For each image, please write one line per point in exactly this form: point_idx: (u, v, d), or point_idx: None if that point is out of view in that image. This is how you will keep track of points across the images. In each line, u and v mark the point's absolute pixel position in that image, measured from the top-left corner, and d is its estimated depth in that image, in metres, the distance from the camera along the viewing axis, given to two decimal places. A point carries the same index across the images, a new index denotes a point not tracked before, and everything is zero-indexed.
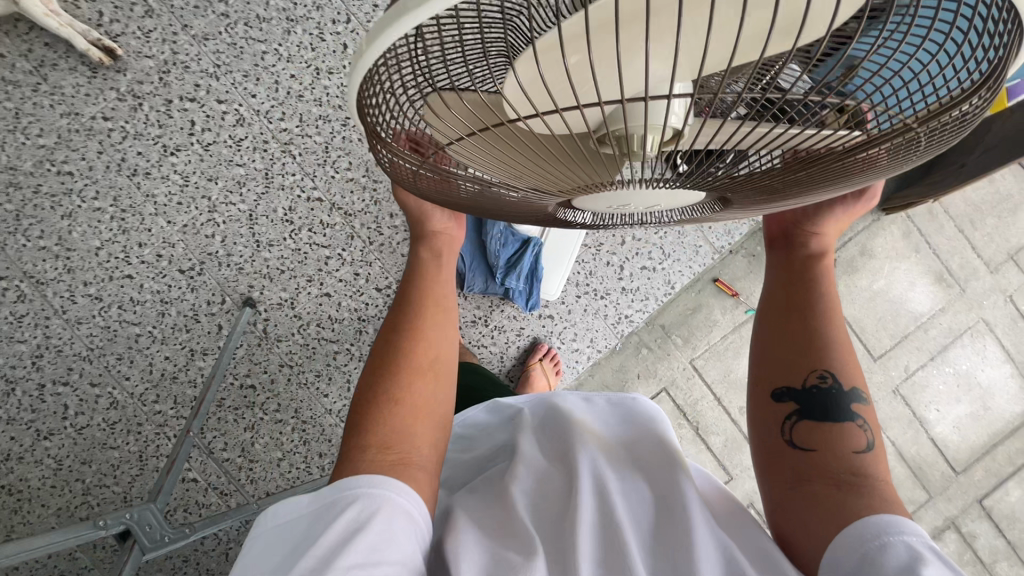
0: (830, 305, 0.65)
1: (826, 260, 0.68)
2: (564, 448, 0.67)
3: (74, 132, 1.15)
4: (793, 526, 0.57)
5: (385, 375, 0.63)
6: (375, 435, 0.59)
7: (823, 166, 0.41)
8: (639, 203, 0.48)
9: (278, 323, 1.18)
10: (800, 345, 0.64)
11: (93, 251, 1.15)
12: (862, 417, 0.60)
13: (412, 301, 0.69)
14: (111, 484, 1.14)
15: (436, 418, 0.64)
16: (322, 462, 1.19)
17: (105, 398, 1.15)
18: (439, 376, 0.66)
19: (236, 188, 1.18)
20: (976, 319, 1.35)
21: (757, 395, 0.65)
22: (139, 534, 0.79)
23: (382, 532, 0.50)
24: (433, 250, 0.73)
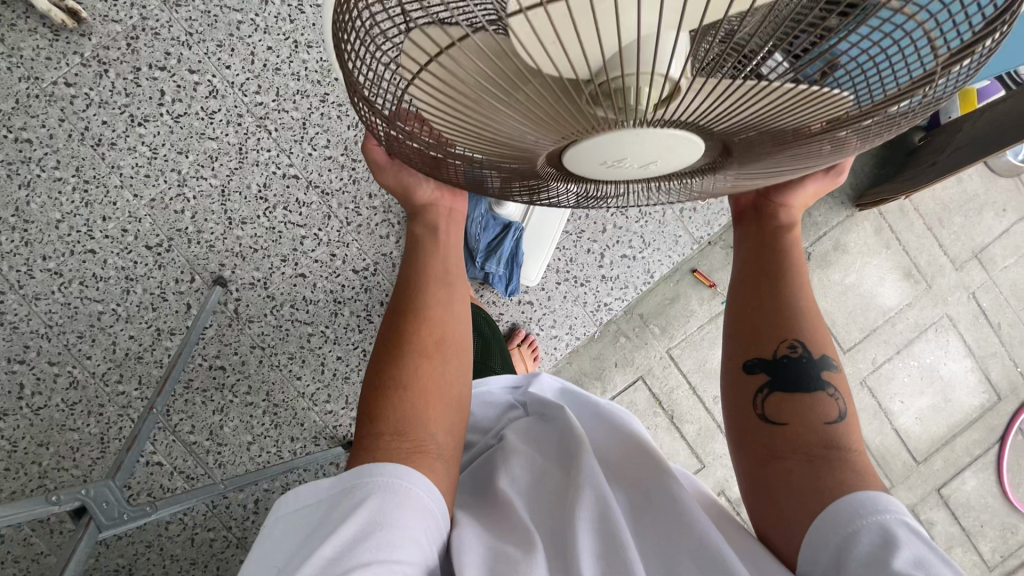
0: (799, 277, 0.66)
1: (796, 232, 0.69)
2: (557, 447, 0.68)
3: (33, 98, 1.09)
4: (765, 506, 0.58)
5: (394, 360, 0.63)
6: (385, 422, 0.59)
7: (800, 111, 0.43)
8: (636, 155, 0.47)
9: (250, 303, 1.15)
10: (771, 315, 0.65)
11: (53, 224, 1.10)
12: (833, 385, 0.61)
13: (410, 280, 0.68)
14: (70, 467, 1.10)
15: (448, 397, 0.63)
16: (294, 446, 1.16)
17: (64, 377, 1.10)
18: (449, 354, 0.65)
19: (208, 162, 1.14)
20: (941, 314, 1.39)
21: (730, 367, 0.66)
22: (96, 511, 0.76)
23: (403, 527, 0.50)
24: (427, 217, 0.71)
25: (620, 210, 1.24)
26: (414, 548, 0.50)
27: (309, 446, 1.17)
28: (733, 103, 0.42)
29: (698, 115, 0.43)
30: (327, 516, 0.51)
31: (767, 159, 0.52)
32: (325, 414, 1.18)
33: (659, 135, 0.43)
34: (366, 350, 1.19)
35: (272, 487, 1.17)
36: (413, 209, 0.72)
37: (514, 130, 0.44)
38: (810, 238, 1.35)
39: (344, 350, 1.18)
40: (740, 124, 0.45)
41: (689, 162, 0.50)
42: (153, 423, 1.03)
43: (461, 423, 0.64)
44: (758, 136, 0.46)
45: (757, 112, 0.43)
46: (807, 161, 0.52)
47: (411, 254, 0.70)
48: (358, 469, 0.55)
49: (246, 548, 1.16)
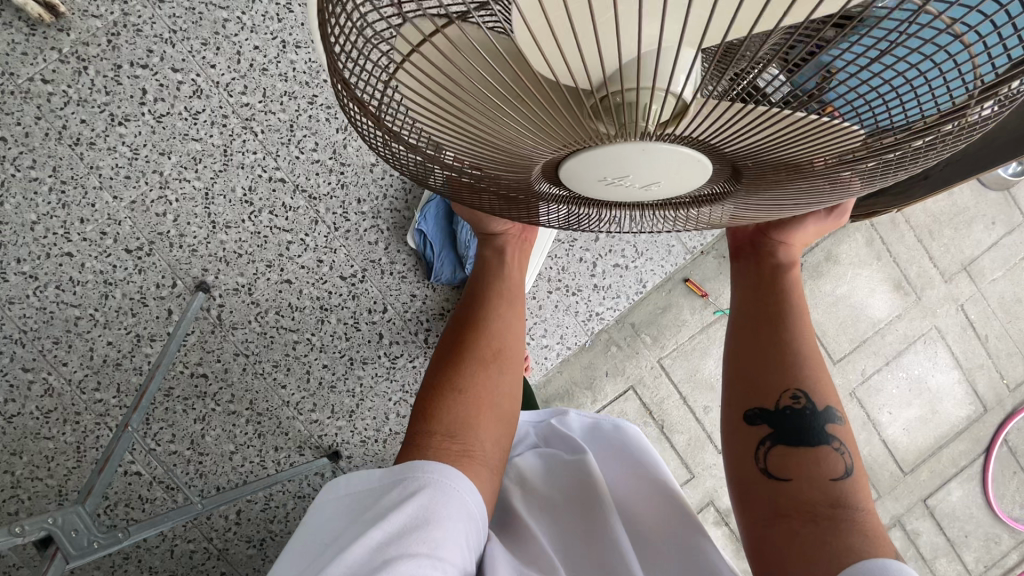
0: (799, 314, 0.70)
1: (795, 270, 0.74)
2: (569, 473, 0.74)
3: (8, 94, 1.05)
4: (773, 568, 0.57)
5: (454, 366, 0.71)
6: (440, 422, 0.65)
7: (813, 147, 0.42)
8: (639, 175, 0.45)
9: (234, 309, 1.12)
10: (773, 360, 0.67)
11: (28, 226, 1.06)
12: (839, 438, 0.62)
13: (477, 302, 0.78)
14: (44, 476, 1.07)
15: (499, 406, 0.70)
16: (278, 456, 1.14)
17: (39, 384, 1.07)
18: (502, 365, 0.73)
19: (191, 165, 1.11)
20: (930, 326, 1.40)
21: (732, 416, 0.67)
22: (63, 540, 0.73)
23: (446, 526, 0.54)
24: (499, 252, 0.82)
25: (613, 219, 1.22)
26: (457, 546, 0.54)
27: (293, 456, 1.14)
28: (748, 134, 0.41)
29: (712, 137, 0.42)
30: (374, 505, 0.55)
31: (775, 189, 0.50)
32: (310, 423, 1.15)
33: (670, 153, 0.42)
34: (353, 358, 1.17)
35: (254, 498, 1.14)
36: (488, 244, 0.83)
37: (510, 140, 0.42)
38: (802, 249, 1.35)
39: (330, 358, 1.16)
40: (752, 153, 0.44)
41: (692, 185, 0.49)
42: (129, 440, 0.99)
43: (509, 431, 0.70)
44: (767, 165, 0.46)
45: (771, 145, 0.43)
46: (812, 197, 0.51)
47: (480, 279, 0.81)
48: (407, 464, 0.59)
49: (227, 560, 1.13)
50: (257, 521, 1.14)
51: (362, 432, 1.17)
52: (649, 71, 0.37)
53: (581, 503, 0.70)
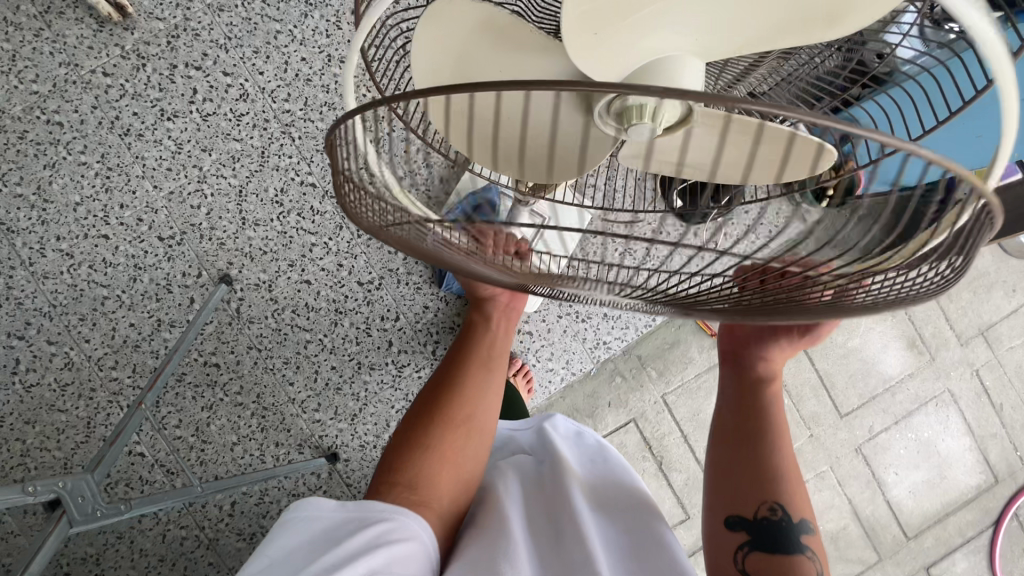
0: (779, 429, 0.69)
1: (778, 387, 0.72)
2: (544, 473, 0.77)
3: (70, 83, 1.13)
4: None
5: (426, 424, 0.72)
6: (405, 473, 0.68)
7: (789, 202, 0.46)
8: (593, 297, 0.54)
9: (253, 304, 1.16)
10: (754, 474, 0.67)
11: (71, 206, 1.13)
12: (811, 548, 0.64)
13: (462, 364, 0.78)
14: (53, 448, 1.11)
15: (461, 465, 0.72)
16: (277, 452, 1.15)
17: (60, 357, 1.12)
18: (473, 431, 0.74)
19: (230, 163, 1.16)
20: (943, 389, 1.37)
21: (712, 521, 0.68)
22: (70, 504, 0.75)
23: (407, 551, 0.60)
24: (486, 318, 0.82)
25: None
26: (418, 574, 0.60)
27: (292, 453, 1.16)
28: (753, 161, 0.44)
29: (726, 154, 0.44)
30: (333, 533, 0.60)
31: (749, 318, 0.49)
32: (313, 422, 1.17)
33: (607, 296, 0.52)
34: (361, 363, 1.19)
35: (249, 491, 1.15)
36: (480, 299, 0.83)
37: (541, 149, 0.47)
38: None
39: (338, 360, 1.18)
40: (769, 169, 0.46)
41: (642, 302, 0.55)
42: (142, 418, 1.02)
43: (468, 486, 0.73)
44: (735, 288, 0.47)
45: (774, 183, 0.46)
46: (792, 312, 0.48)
47: (468, 340, 0.81)
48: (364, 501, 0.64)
49: (215, 551, 1.14)
50: (249, 515, 1.15)
51: (362, 437, 1.18)
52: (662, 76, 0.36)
53: (552, 494, 0.73)
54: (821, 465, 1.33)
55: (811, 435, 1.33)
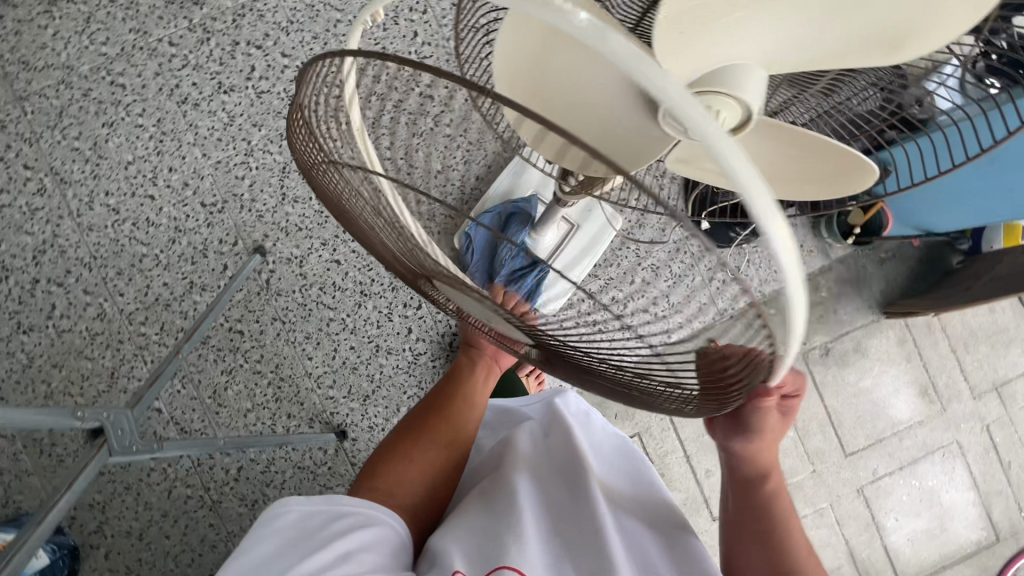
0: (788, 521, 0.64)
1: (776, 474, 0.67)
2: (559, 454, 0.78)
3: (137, 49, 1.19)
4: None
5: (409, 440, 0.78)
6: (387, 479, 0.74)
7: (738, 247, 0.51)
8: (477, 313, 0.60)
9: (283, 277, 1.19)
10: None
11: (123, 165, 1.18)
12: None
13: (450, 392, 0.84)
14: (75, 393, 1.15)
15: (437, 479, 0.78)
16: (288, 423, 1.18)
17: (94, 307, 1.16)
18: (452, 456, 0.80)
19: (278, 140, 1.20)
20: (951, 440, 1.37)
21: None
22: (110, 434, 0.79)
23: (381, 535, 0.64)
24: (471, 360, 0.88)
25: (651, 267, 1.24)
26: (389, 556, 0.63)
27: (303, 426, 1.18)
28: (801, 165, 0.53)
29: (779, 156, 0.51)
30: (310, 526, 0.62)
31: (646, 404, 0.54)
32: (326, 398, 1.19)
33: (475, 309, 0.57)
34: (379, 346, 1.21)
35: (257, 459, 1.18)
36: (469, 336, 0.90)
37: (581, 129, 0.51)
38: (832, 334, 1.35)
39: (358, 341, 1.20)
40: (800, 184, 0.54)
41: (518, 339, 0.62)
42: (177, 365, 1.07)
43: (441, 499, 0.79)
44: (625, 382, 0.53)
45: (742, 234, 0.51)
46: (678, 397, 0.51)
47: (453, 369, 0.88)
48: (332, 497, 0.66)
49: (217, 513, 1.17)
50: (254, 482, 1.17)
51: (372, 419, 1.20)
52: (724, 82, 0.40)
53: (567, 475, 0.74)
54: (821, 501, 1.32)
55: (813, 470, 1.33)
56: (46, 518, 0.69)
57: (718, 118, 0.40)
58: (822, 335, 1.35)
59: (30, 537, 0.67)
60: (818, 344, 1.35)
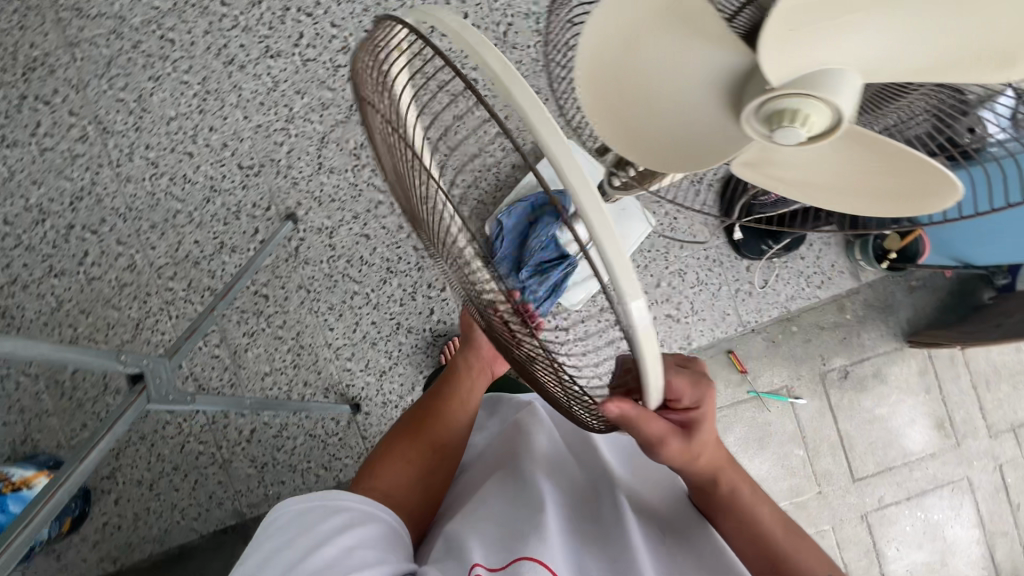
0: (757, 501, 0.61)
1: (727, 472, 0.61)
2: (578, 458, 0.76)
3: (190, 6, 1.19)
4: None
5: (402, 442, 0.79)
6: (384, 480, 0.75)
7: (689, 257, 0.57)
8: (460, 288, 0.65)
9: (312, 246, 1.20)
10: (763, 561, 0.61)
11: (165, 120, 1.19)
12: None
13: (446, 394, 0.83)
14: (100, 340, 1.17)
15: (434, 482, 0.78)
16: (304, 391, 1.19)
17: (125, 258, 1.18)
18: (443, 460, 0.79)
19: (319, 110, 1.21)
20: (962, 476, 1.35)
21: None
22: (149, 382, 0.81)
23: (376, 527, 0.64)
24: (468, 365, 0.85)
25: (679, 272, 1.23)
26: (386, 545, 0.63)
27: (317, 395, 1.19)
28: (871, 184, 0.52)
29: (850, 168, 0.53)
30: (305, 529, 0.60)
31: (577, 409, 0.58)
32: (343, 369, 1.20)
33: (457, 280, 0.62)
34: (399, 324, 1.21)
35: (271, 422, 1.19)
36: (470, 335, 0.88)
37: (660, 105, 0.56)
38: (853, 358, 1.34)
39: (379, 317, 1.21)
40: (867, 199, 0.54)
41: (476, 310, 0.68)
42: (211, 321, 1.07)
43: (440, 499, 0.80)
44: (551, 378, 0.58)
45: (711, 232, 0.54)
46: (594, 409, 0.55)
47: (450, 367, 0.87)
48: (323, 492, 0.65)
49: (226, 472, 1.18)
50: (265, 445, 1.19)
51: (386, 395, 1.21)
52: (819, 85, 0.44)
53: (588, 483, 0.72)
54: (823, 523, 1.32)
55: (819, 492, 1.33)
56: (85, 460, 0.71)
57: (805, 121, 0.45)
58: (843, 358, 1.34)
59: (70, 474, 0.69)
60: (838, 366, 1.34)
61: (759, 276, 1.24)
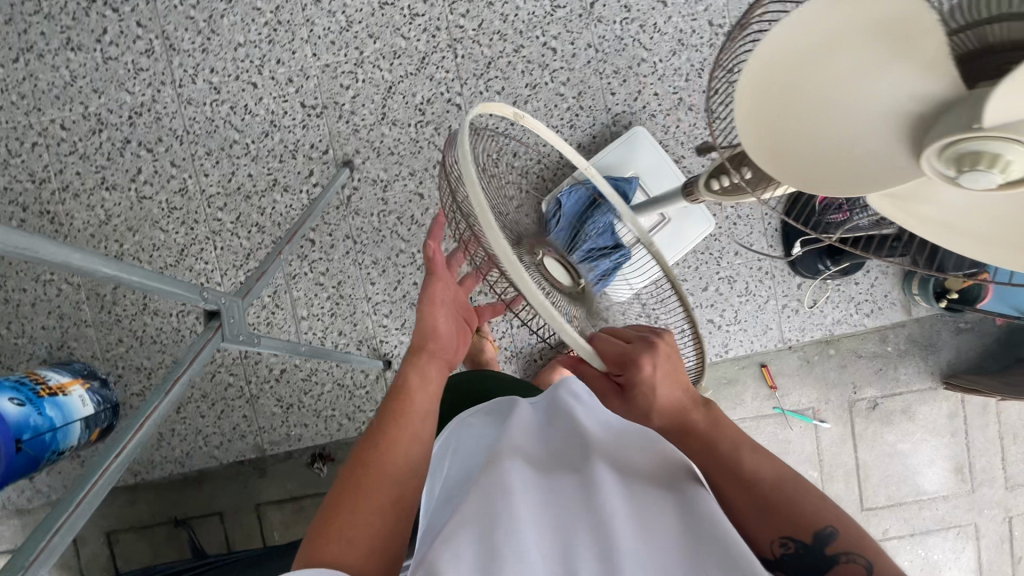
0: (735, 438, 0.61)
1: (694, 412, 0.64)
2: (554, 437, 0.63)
3: None
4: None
5: (347, 492, 0.60)
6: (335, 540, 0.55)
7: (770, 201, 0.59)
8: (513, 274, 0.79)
9: (364, 197, 1.18)
10: (750, 501, 0.55)
11: (232, 45, 1.15)
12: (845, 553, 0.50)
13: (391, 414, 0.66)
14: (144, 260, 1.17)
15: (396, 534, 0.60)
16: (337, 340, 1.20)
17: (177, 181, 1.17)
18: (404, 509, 0.62)
19: (390, 57, 1.16)
20: (970, 521, 1.35)
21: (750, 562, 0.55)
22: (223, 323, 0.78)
23: None
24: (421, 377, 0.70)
25: (728, 278, 1.21)
26: None
27: (350, 347, 1.20)
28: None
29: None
30: None
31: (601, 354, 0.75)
32: (378, 324, 1.20)
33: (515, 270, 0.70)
34: None
35: (301, 366, 1.20)
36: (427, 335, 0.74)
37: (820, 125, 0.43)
38: (886, 390, 1.32)
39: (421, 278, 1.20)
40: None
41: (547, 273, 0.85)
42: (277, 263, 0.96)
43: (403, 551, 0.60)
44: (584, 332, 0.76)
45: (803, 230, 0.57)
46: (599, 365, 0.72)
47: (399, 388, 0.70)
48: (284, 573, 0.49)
49: (252, 407, 1.20)
50: (294, 386, 1.20)
51: None
52: None
53: (564, 458, 0.59)
54: None
55: None
56: (169, 392, 0.71)
57: (1004, 170, 0.36)
58: (875, 389, 1.32)
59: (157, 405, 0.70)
60: (868, 396, 1.32)
61: (809, 295, 1.22)
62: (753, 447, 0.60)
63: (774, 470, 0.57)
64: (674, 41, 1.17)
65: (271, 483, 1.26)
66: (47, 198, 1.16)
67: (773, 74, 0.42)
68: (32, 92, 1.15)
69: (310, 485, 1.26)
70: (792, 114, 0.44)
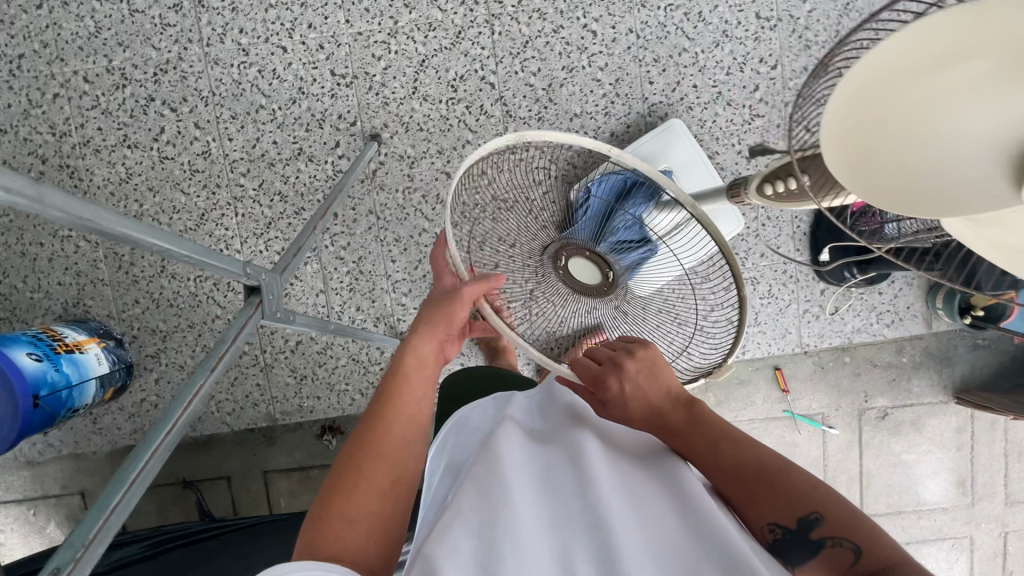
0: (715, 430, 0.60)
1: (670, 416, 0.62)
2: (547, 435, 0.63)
3: None
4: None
5: (346, 487, 0.62)
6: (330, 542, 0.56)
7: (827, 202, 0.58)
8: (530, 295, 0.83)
9: (389, 173, 1.16)
10: (735, 496, 0.55)
11: (263, 6, 1.12)
12: (833, 535, 0.50)
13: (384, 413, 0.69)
14: (164, 222, 1.16)
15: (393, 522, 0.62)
16: (354, 316, 1.19)
17: (200, 144, 1.14)
18: (399, 497, 0.64)
19: (425, 29, 1.13)
20: (966, 534, 1.37)
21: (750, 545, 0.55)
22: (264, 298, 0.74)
23: None
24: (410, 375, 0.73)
25: (751, 279, 1.20)
26: None
27: (367, 323, 1.20)
28: None
29: None
30: None
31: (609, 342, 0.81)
32: (396, 303, 1.19)
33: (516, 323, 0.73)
34: None
35: (317, 339, 1.19)
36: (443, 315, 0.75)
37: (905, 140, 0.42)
38: (897, 401, 1.32)
39: None
40: None
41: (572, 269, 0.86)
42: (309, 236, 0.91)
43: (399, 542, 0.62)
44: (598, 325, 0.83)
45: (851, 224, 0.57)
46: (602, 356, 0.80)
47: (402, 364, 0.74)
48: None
49: (266, 376, 1.20)
50: (308, 358, 1.20)
51: None
52: None
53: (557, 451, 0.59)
54: None
55: None
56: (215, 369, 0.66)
57: None
58: (886, 399, 1.32)
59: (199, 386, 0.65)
60: (879, 406, 1.33)
61: (831, 302, 1.21)
62: (730, 439, 0.59)
63: (756, 458, 0.56)
64: (718, 32, 1.13)
65: (279, 452, 1.27)
66: (67, 152, 1.14)
67: (872, 82, 0.41)
68: (55, 41, 1.11)
69: (319, 456, 1.27)
70: (879, 125, 0.43)
